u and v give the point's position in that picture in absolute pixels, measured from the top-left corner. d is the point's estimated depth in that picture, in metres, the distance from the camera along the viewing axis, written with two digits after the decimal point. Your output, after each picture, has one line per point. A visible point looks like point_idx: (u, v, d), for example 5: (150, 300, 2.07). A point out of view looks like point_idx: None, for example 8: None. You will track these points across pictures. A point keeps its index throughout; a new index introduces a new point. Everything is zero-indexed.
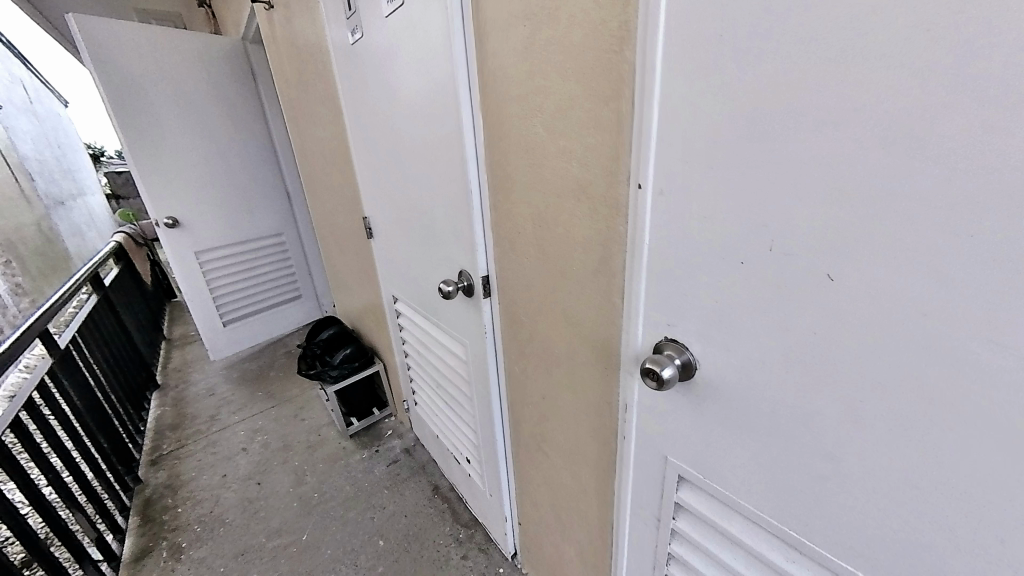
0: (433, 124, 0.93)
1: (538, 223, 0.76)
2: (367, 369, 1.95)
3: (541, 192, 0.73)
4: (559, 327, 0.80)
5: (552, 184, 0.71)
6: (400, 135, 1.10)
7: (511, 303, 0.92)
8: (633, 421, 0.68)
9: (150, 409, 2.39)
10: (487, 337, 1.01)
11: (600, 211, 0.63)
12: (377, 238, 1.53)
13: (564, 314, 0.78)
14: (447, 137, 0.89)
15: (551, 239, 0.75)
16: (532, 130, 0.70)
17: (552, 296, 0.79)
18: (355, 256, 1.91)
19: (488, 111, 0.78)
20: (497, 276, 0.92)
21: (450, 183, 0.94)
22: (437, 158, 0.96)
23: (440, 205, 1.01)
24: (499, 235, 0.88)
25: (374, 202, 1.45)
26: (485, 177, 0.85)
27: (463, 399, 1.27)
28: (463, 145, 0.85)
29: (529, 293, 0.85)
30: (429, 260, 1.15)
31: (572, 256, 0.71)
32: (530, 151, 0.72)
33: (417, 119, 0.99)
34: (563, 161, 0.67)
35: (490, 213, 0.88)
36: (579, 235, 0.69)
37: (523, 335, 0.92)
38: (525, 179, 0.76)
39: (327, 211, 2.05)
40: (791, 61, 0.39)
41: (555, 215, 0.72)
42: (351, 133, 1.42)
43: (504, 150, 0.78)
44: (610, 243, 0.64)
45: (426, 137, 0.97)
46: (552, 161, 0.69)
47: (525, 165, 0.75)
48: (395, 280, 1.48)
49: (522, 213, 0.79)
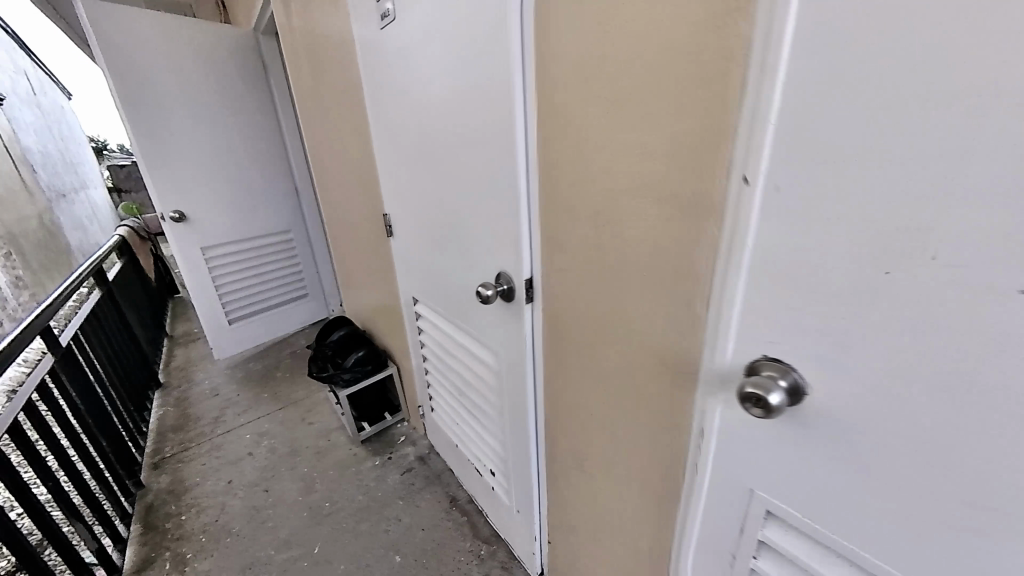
0: (475, 114, 0.86)
1: (598, 224, 0.69)
2: (380, 373, 1.88)
3: (605, 187, 0.65)
4: (615, 337, 0.73)
5: (620, 179, 0.63)
6: (432, 127, 1.03)
7: (557, 310, 0.84)
8: (711, 447, 0.60)
9: (152, 409, 2.31)
10: (526, 345, 0.94)
11: (682, 211, 0.56)
12: (398, 237, 1.45)
13: (624, 326, 0.70)
14: (491, 127, 0.82)
15: (612, 242, 0.67)
16: (599, 118, 0.63)
17: (609, 304, 0.72)
18: (370, 254, 1.83)
19: (542, 99, 0.71)
20: (543, 281, 0.85)
21: (492, 178, 0.87)
22: (477, 151, 0.89)
23: (478, 201, 0.94)
24: (546, 236, 0.80)
25: (395, 199, 1.38)
26: (533, 170, 0.78)
27: (490, 409, 1.19)
28: (511, 135, 0.78)
29: (580, 301, 0.78)
30: (461, 261, 1.07)
31: (638, 261, 0.64)
32: (593, 142, 0.65)
33: (455, 109, 0.91)
34: (637, 152, 0.59)
35: (537, 211, 0.80)
36: (651, 237, 0.61)
37: (570, 346, 0.84)
38: (583, 174, 0.68)
39: (340, 207, 1.98)
40: (997, 19, 0.29)
41: (621, 216, 0.64)
42: (373, 124, 1.35)
43: (560, 141, 0.71)
44: (693, 248, 0.56)
45: (465, 128, 0.90)
46: (622, 152, 0.61)
47: (586, 158, 0.67)
48: (417, 280, 1.41)
49: (578, 211, 0.72)
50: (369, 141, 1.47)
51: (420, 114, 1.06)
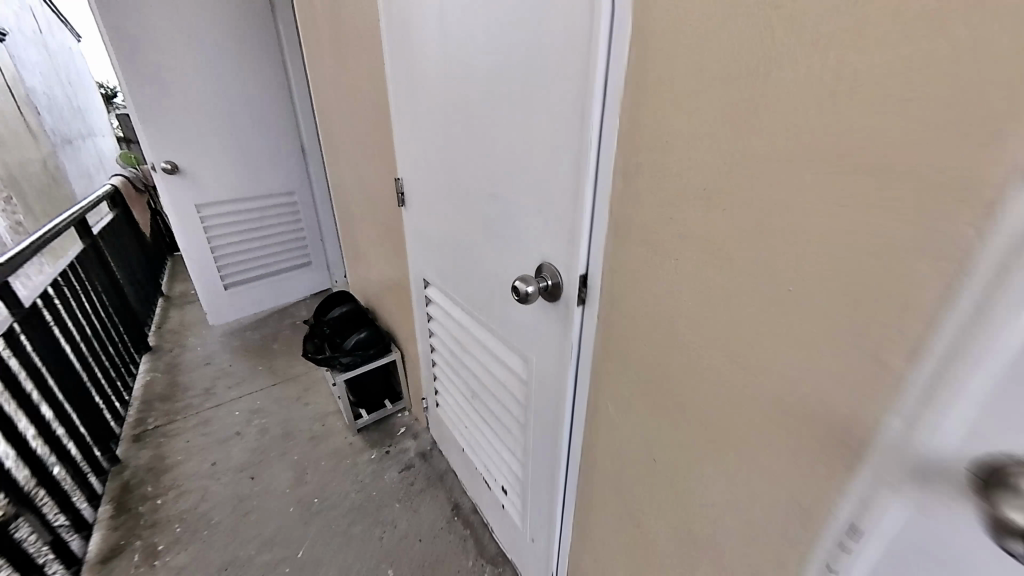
0: (533, 47, 0.63)
1: (718, 209, 0.47)
2: (383, 358, 1.69)
3: (742, 154, 0.44)
4: (716, 366, 0.53)
5: (774, 143, 0.41)
6: (465, 68, 0.79)
7: (621, 321, 0.64)
8: (864, 562, 0.40)
9: (139, 374, 2.16)
10: (570, 358, 0.74)
11: (893, 200, 0.34)
12: (412, 209, 1.23)
13: (738, 355, 0.50)
14: (556, 66, 0.60)
15: (742, 235, 0.46)
16: (750, 46, 0.41)
17: (715, 323, 0.51)
18: (379, 225, 1.62)
19: (644, 22, 0.49)
20: (605, 281, 0.64)
21: (548, 138, 0.65)
22: (531, 100, 0.66)
23: (524, 168, 0.72)
24: (619, 220, 0.59)
25: (411, 161, 1.15)
26: (614, 126, 0.55)
27: (511, 422, 1.00)
28: (587, 77, 0.55)
29: (665, 312, 0.57)
30: (493, 244, 0.87)
31: (784, 268, 0.43)
32: (731, 84, 0.43)
33: (502, 40, 0.68)
34: (819, 98, 0.37)
35: (610, 187, 0.58)
36: (818, 235, 0.40)
37: (637, 367, 0.64)
38: (704, 133, 0.46)
39: (348, 169, 1.74)
40: None
41: (766, 197, 0.43)
42: (388, 66, 1.10)
43: (668, 84, 0.48)
44: (905, 259, 0.34)
45: (515, 69, 0.67)
46: (786, 99, 0.39)
47: (712, 109, 0.45)
48: (433, 260, 1.20)
49: (680, 191, 0.50)
50: (383, 90, 1.22)
51: (450, 51, 0.82)
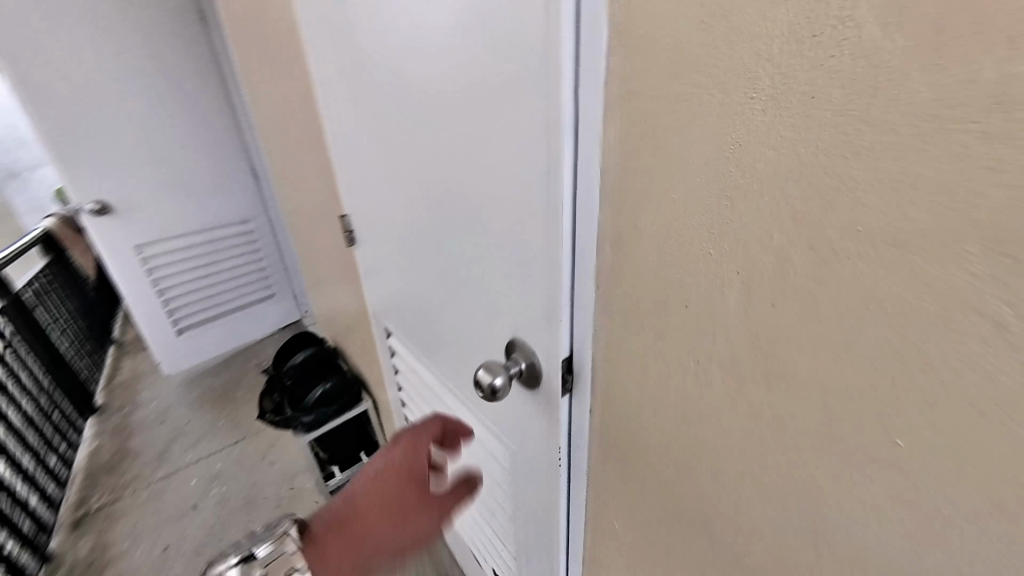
0: (472, 53, 0.43)
1: (765, 303, 0.30)
2: (354, 409, 1.48)
3: (810, 228, 0.26)
4: (766, 521, 0.36)
5: (871, 218, 0.24)
6: (394, 83, 0.58)
7: (623, 432, 0.47)
8: None
9: (82, 440, 1.92)
10: (559, 462, 0.56)
11: None
12: (360, 250, 1.03)
13: (806, 518, 0.33)
14: (504, 84, 0.40)
15: (809, 349, 0.29)
16: (825, 56, 0.23)
17: (764, 463, 0.34)
18: (332, 261, 1.39)
19: (635, 22, 0.31)
20: (601, 376, 0.47)
21: (502, 182, 0.46)
22: (476, 128, 0.46)
23: (477, 216, 0.52)
24: (611, 299, 0.42)
25: (352, 196, 0.94)
26: (597, 173, 0.38)
27: (493, 509, 0.82)
28: (548, 102, 0.37)
29: (685, 429, 0.40)
30: (451, 306, 0.68)
31: (889, 413, 0.26)
32: (789, 118, 0.25)
33: (433, 43, 0.47)
34: (971, 155, 0.20)
35: (597, 254, 0.41)
36: (960, 379, 0.23)
37: (647, 488, 0.46)
38: (739, 191, 0.29)
39: (291, 197, 1.50)
40: None
41: (856, 299, 0.26)
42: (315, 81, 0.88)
43: (676, 118, 0.31)
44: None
45: (451, 84, 0.47)
46: (897, 150, 0.22)
47: (756, 163, 0.28)
48: (391, 308, 1.00)
49: (699, 280, 0.33)
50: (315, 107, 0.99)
51: (374, 61, 0.61)
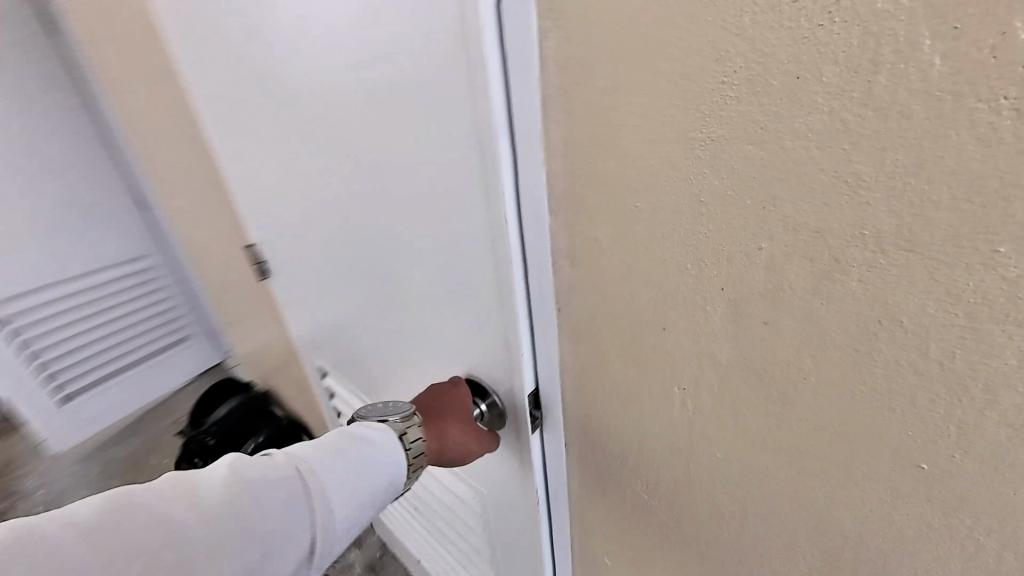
0: (370, 46, 0.34)
1: (756, 321, 0.26)
2: None
3: (805, 234, 0.22)
4: (772, 550, 0.32)
5: (881, 219, 0.20)
6: (285, 88, 0.48)
7: (605, 464, 0.42)
8: None
9: None
10: (537, 501, 0.50)
11: None
12: (276, 281, 0.88)
13: (818, 546, 0.29)
14: (417, 83, 0.33)
15: (811, 370, 0.25)
16: (810, 26, 0.19)
17: (766, 492, 0.30)
18: (246, 296, 1.20)
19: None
20: (575, 404, 0.41)
21: (431, 199, 0.38)
22: (392, 135, 0.38)
23: (407, 241, 0.44)
24: (575, 323, 0.36)
25: (257, 222, 0.80)
26: (544, 183, 0.32)
27: (465, 553, 0.75)
28: (473, 102, 0.30)
29: (674, 458, 0.35)
30: (393, 341, 0.58)
31: (910, 440, 0.23)
32: (769, 105, 0.21)
33: (323, 36, 0.38)
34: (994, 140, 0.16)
35: (555, 274, 0.35)
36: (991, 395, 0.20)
37: (638, 520, 0.42)
38: (715, 195, 0.24)
39: (186, 226, 1.27)
40: None
41: (867, 313, 0.22)
42: (193, 91, 0.74)
43: (632, 113, 0.26)
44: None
45: (352, 86, 0.39)
46: (905, 137, 0.18)
47: (738, 163, 0.23)
48: (322, 345, 0.87)
49: (681, 300, 0.28)
50: (195, 119, 0.83)
51: (258, 62, 0.50)
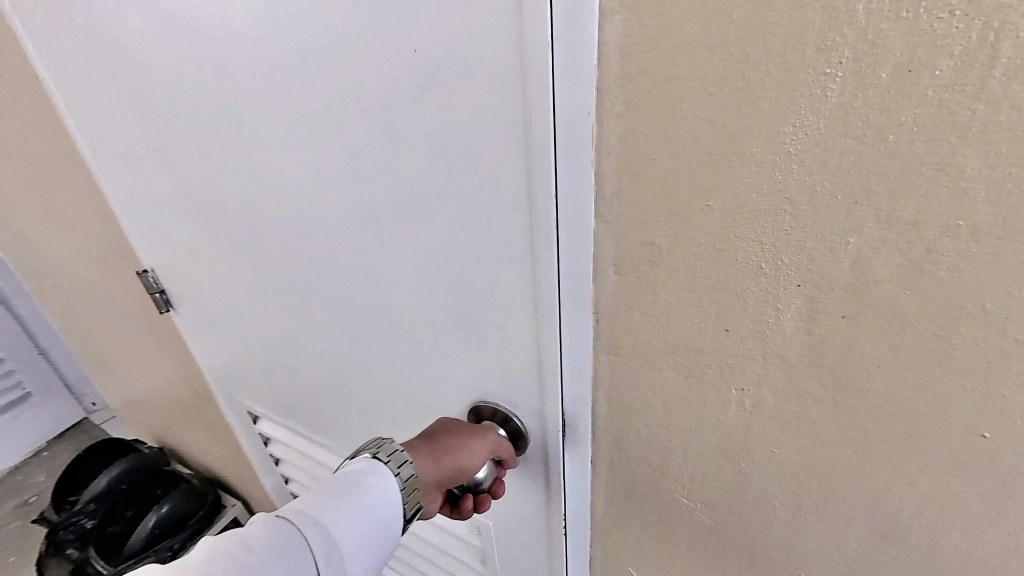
0: (384, 25, 0.29)
1: (835, 316, 0.26)
2: (218, 520, 1.10)
3: (899, 224, 0.22)
4: (826, 537, 0.33)
5: (978, 211, 0.20)
6: (233, 75, 0.39)
7: (639, 477, 0.40)
8: None
9: None
10: (556, 527, 0.47)
11: None
12: (187, 313, 0.71)
13: (876, 524, 0.30)
14: (446, 70, 0.29)
15: (889, 358, 0.25)
16: (930, 18, 0.18)
17: (826, 481, 0.31)
18: (132, 335, 0.96)
19: None
20: (606, 421, 0.38)
21: (449, 206, 0.33)
22: (398, 130, 0.33)
23: (407, 254, 0.38)
24: (615, 334, 0.33)
25: (159, 240, 0.64)
26: (592, 182, 0.28)
27: None
28: (524, 92, 0.26)
29: (723, 462, 0.34)
30: (371, 371, 0.50)
31: (980, 416, 0.24)
32: (877, 97, 0.20)
33: (311, 12, 0.32)
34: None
35: (596, 284, 0.32)
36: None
37: (673, 530, 0.41)
38: (802, 192, 0.23)
39: (32, 251, 0.98)
40: None
41: (953, 301, 0.23)
42: (47, 73, 0.55)
43: (713, 104, 0.23)
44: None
45: (347, 73, 0.32)
46: (1015, 129, 0.19)
47: (833, 158, 0.22)
48: (256, 385, 0.73)
49: (751, 300, 0.27)
50: (51, 111, 0.63)
51: (187, 40, 0.40)
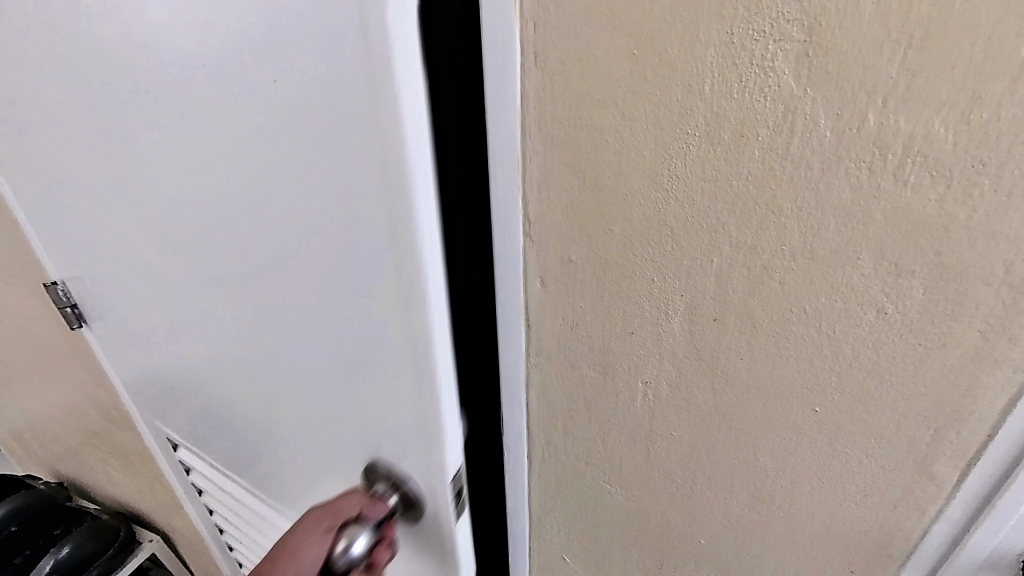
0: (248, 47, 0.26)
1: (707, 318, 0.32)
2: (131, 558, 1.00)
3: (745, 247, 0.29)
4: (715, 504, 0.39)
5: (793, 238, 0.28)
6: (112, 80, 0.35)
7: (567, 467, 0.44)
8: None
9: None
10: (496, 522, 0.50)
11: (938, 334, 0.27)
12: (102, 330, 0.67)
13: (752, 489, 0.37)
14: (310, 109, 0.26)
15: (745, 351, 0.32)
16: (752, 99, 0.25)
17: (712, 457, 0.37)
18: (30, 355, 0.87)
19: (556, 48, 0.28)
20: (538, 418, 0.43)
21: (324, 250, 0.30)
22: (272, 159, 0.29)
23: (294, 297, 0.35)
24: (542, 338, 0.38)
25: (61, 255, 0.58)
26: (518, 207, 0.33)
27: None
28: (383, 140, 0.24)
29: (634, 447, 0.40)
30: (271, 407, 0.46)
31: (811, 393, 0.32)
32: (723, 152, 0.27)
33: (181, 35, 0.29)
34: (857, 184, 0.25)
35: (524, 294, 0.37)
36: (857, 352, 0.29)
37: (597, 513, 0.46)
38: (677, 220, 0.30)
39: None
40: None
41: (784, 306, 0.30)
42: None
43: (609, 150, 0.29)
44: (968, 381, 0.28)
45: (219, 93, 0.29)
46: (811, 182, 0.26)
47: (696, 196, 0.29)
48: (173, 411, 0.68)
49: (647, 307, 0.33)
50: None
51: (67, 42, 0.36)
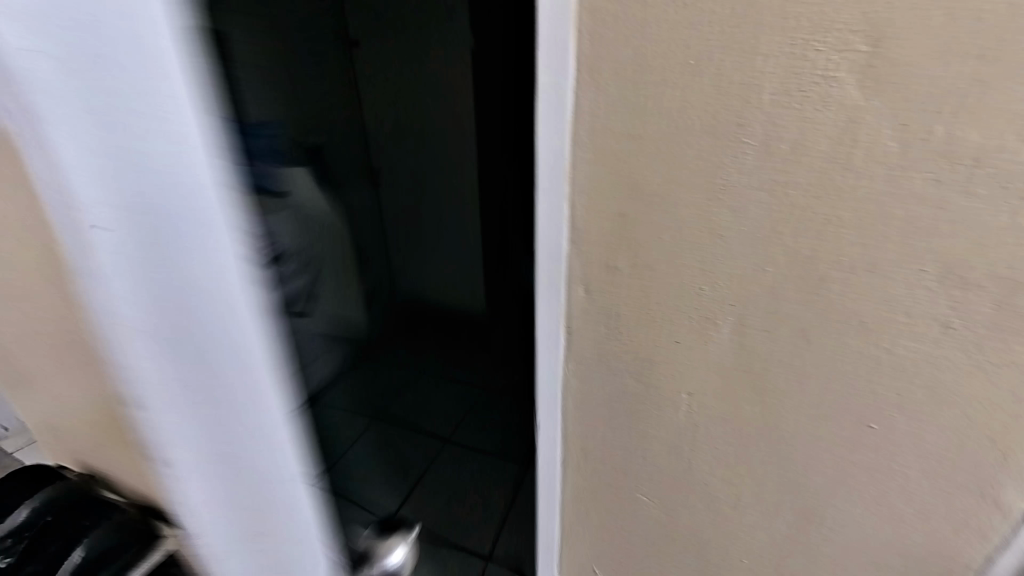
0: None
1: (757, 329, 0.32)
2: None
3: (800, 257, 0.29)
4: (757, 521, 0.38)
5: (852, 249, 0.27)
6: None
7: (603, 478, 0.44)
8: None
9: None
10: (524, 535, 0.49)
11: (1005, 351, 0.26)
12: None
13: (797, 506, 0.36)
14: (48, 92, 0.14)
15: (797, 366, 0.31)
16: (812, 110, 0.25)
17: (756, 472, 0.36)
18: None
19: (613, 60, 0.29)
20: (574, 426, 0.42)
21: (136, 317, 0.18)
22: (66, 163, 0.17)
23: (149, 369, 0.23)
24: (583, 346, 0.38)
25: None
26: (565, 214, 0.34)
27: None
28: None
29: (674, 459, 0.39)
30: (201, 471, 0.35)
31: (866, 409, 0.31)
32: (779, 161, 0.27)
33: None
34: (922, 196, 0.25)
35: (567, 301, 0.37)
36: (917, 367, 0.28)
37: (630, 526, 0.45)
38: (729, 228, 0.30)
39: None
40: None
41: (840, 318, 0.29)
42: None
43: (662, 158, 0.30)
44: None
45: None
46: (873, 193, 0.26)
47: (750, 205, 0.29)
48: None
49: (694, 316, 0.33)
50: None
51: None
